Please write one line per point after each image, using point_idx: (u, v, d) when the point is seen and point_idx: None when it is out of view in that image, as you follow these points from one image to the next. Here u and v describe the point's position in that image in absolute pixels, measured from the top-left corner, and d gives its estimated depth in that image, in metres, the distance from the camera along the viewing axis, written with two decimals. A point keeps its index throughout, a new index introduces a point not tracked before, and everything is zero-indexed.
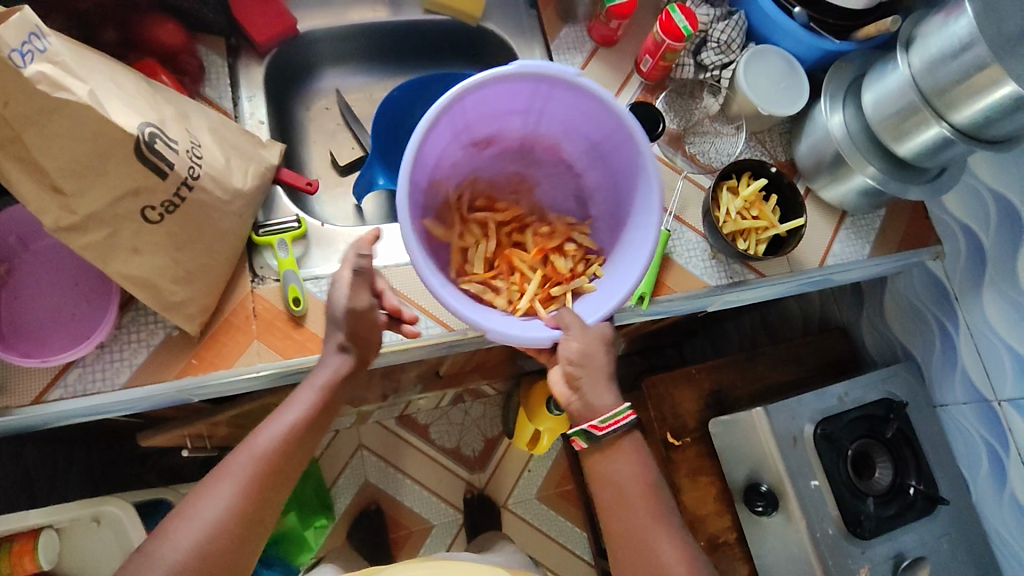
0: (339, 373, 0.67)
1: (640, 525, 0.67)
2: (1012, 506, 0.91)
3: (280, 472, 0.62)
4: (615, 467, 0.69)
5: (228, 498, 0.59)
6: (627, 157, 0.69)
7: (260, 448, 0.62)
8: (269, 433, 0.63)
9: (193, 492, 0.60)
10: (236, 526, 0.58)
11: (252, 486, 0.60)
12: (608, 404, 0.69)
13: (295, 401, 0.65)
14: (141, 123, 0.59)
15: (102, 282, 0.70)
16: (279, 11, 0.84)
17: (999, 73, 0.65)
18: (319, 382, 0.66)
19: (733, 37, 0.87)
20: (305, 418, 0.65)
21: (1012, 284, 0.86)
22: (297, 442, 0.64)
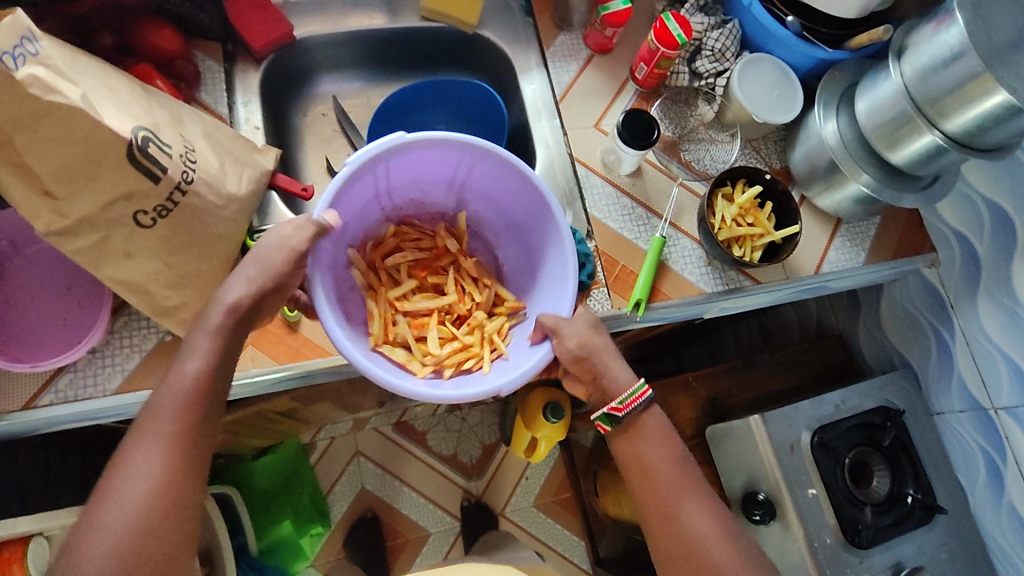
0: (238, 312, 0.62)
1: (665, 497, 0.67)
2: (1010, 514, 0.90)
3: (201, 422, 0.60)
4: (640, 447, 0.69)
5: (151, 467, 0.56)
6: (544, 221, 0.72)
7: (168, 408, 0.58)
8: (171, 391, 0.59)
9: (112, 471, 0.57)
10: (170, 490, 0.57)
11: (174, 445, 0.58)
12: (627, 382, 0.69)
13: (192, 347, 0.61)
14: (135, 126, 0.59)
15: (95, 287, 0.70)
16: (276, 17, 0.84)
17: (991, 81, 0.66)
18: (216, 325, 0.61)
19: (727, 45, 0.87)
20: (212, 363, 0.61)
21: (1006, 292, 0.86)
22: (208, 388, 0.61)
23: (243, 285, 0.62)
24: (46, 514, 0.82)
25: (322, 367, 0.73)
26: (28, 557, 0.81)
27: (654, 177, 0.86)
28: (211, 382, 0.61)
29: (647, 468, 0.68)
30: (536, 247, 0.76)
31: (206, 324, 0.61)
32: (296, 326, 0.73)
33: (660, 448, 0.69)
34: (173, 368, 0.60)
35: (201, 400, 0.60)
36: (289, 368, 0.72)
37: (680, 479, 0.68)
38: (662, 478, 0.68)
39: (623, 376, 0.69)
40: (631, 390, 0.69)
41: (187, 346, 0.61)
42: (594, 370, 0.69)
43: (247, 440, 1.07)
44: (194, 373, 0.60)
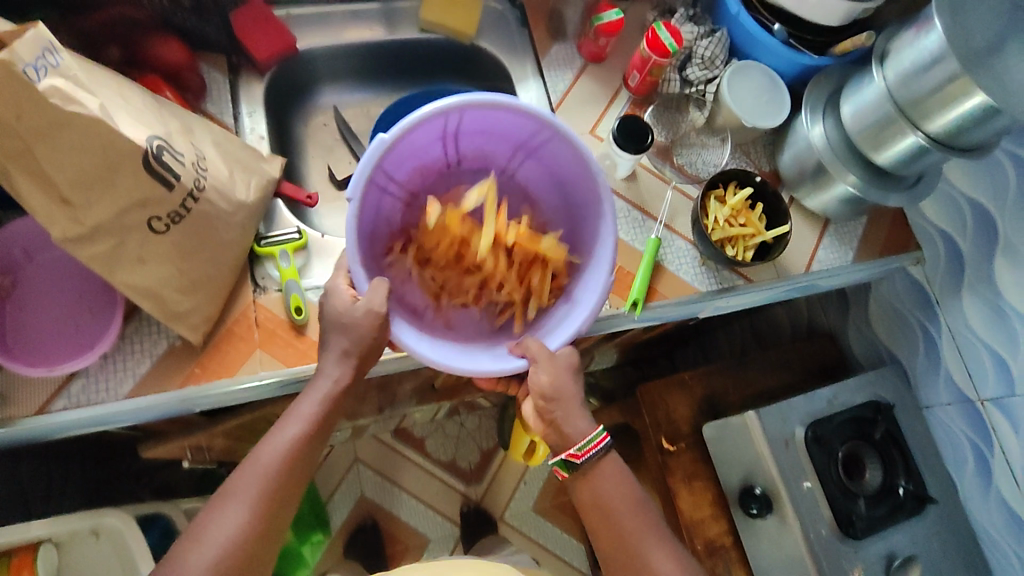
0: (338, 384, 0.67)
1: (626, 534, 0.69)
2: (998, 503, 0.93)
3: (285, 487, 0.64)
4: (599, 489, 0.70)
5: (238, 523, 0.60)
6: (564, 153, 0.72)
7: (265, 467, 0.63)
8: (270, 449, 0.64)
9: (201, 515, 0.61)
10: (248, 544, 0.60)
11: (260, 505, 0.62)
12: (586, 429, 0.70)
13: (295, 414, 0.65)
14: (150, 136, 0.61)
15: (105, 293, 0.71)
16: (279, 29, 0.87)
17: (969, 84, 0.69)
18: (318, 398, 0.66)
19: (716, 54, 0.90)
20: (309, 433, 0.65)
21: (988, 287, 0.90)
22: (299, 458, 0.65)
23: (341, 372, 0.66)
24: (58, 519, 0.84)
25: None
26: (39, 561, 0.81)
27: (649, 181, 0.89)
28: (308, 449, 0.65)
29: (601, 507, 0.70)
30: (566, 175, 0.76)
31: (313, 394, 0.66)
32: (302, 329, 0.74)
33: (619, 489, 0.70)
34: (275, 429, 0.65)
35: (291, 466, 0.64)
36: (294, 372, 0.72)
37: (638, 521, 0.69)
38: (620, 517, 0.69)
39: (581, 424, 0.70)
40: (588, 437, 0.69)
41: (291, 411, 0.66)
42: (552, 418, 0.70)
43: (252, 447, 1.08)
44: (294, 439, 0.64)
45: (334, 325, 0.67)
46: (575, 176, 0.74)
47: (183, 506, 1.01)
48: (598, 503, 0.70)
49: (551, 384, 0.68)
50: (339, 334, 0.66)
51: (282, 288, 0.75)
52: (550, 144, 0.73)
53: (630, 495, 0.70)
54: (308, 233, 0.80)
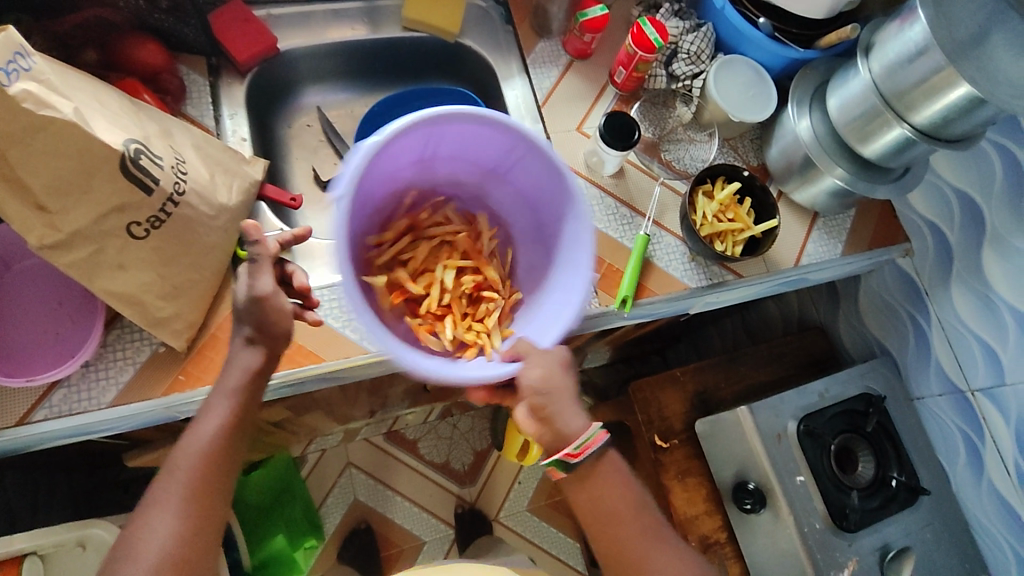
0: (249, 370, 0.64)
1: (626, 536, 0.69)
2: (990, 493, 0.93)
3: (212, 487, 0.61)
4: (596, 492, 0.70)
5: (167, 530, 0.58)
6: (537, 169, 0.69)
7: (187, 468, 0.60)
8: (188, 451, 0.61)
9: (129, 530, 0.58)
10: (184, 548, 0.58)
11: (189, 508, 0.59)
12: (580, 428, 0.68)
13: (209, 408, 0.63)
14: (126, 139, 0.60)
15: (85, 300, 0.70)
16: (260, 30, 0.85)
17: (954, 75, 0.69)
18: (230, 385, 0.63)
19: (702, 48, 0.90)
20: (228, 425, 0.63)
21: (978, 279, 0.90)
22: (223, 452, 0.62)
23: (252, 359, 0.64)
24: (43, 531, 0.82)
25: (311, 373, 0.73)
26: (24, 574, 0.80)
27: (637, 177, 0.89)
28: (230, 441, 0.63)
29: (599, 512, 0.70)
30: (538, 197, 0.73)
31: (224, 385, 0.64)
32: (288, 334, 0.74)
33: (616, 489, 0.70)
34: (191, 427, 0.63)
35: (218, 460, 0.62)
36: (282, 377, 0.72)
37: (641, 526, 0.70)
38: (621, 522, 0.69)
39: (575, 423, 0.68)
40: (585, 435, 0.67)
41: (206, 406, 0.63)
42: (546, 414, 0.67)
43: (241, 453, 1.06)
44: (214, 434, 0.62)
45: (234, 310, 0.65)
46: (547, 194, 0.71)
47: None
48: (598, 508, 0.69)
49: (541, 379, 0.65)
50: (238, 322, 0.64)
51: None
52: (518, 163, 0.70)
53: (631, 496, 0.71)
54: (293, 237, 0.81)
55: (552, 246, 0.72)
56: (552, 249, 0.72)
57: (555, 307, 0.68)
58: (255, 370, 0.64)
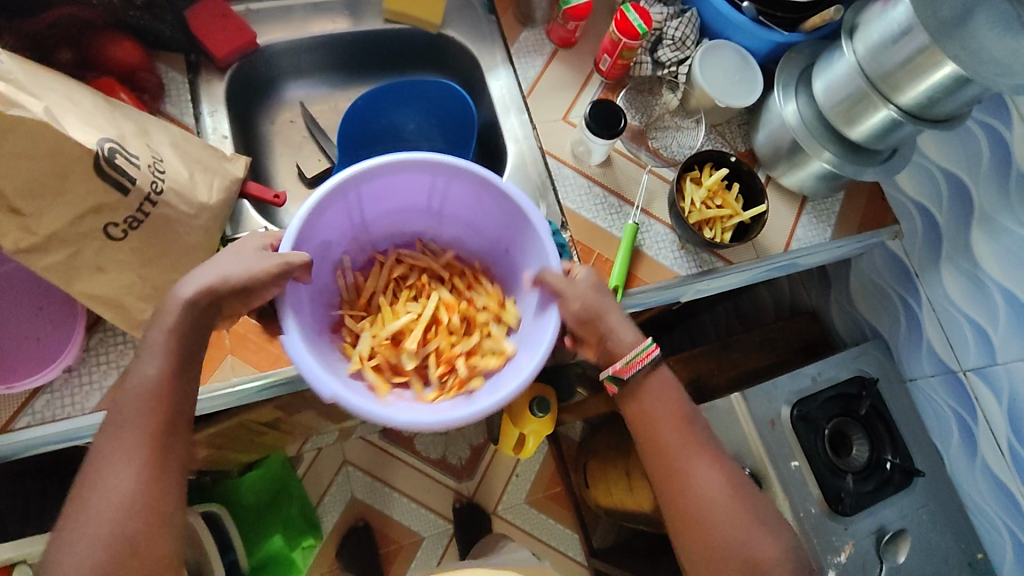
0: (193, 305, 0.58)
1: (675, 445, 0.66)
2: (984, 472, 0.94)
3: (167, 430, 0.56)
4: (646, 403, 0.68)
5: (124, 479, 0.53)
6: (401, 178, 0.70)
7: (133, 407, 0.55)
8: (135, 390, 0.56)
9: (83, 476, 0.54)
10: (139, 492, 0.53)
11: (145, 454, 0.54)
12: (632, 343, 0.68)
13: (147, 349, 0.57)
14: (101, 139, 0.59)
15: (66, 304, 0.68)
16: (238, 26, 0.84)
17: (939, 55, 0.68)
18: (172, 322, 0.57)
19: (687, 34, 0.89)
20: (171, 362, 0.57)
21: (967, 258, 0.89)
22: (170, 390, 0.57)
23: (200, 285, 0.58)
24: (33, 538, 0.82)
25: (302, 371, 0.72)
26: None
27: (624, 165, 0.88)
28: (175, 377, 0.57)
29: (650, 422, 0.67)
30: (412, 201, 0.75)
31: (160, 321, 0.57)
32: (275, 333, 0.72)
33: (668, 402, 0.68)
34: (130, 370, 0.57)
35: (167, 400, 0.56)
36: (271, 375, 0.71)
37: (693, 439, 0.67)
38: (671, 433, 0.67)
39: (629, 337, 0.68)
40: (637, 349, 0.67)
41: (143, 347, 0.57)
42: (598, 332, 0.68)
43: (233, 455, 1.05)
44: (156, 373, 0.56)
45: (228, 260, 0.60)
46: (416, 192, 0.73)
47: None
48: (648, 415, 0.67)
49: (582, 309, 0.67)
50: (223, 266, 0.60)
51: None
52: (376, 194, 0.71)
53: (682, 412, 0.68)
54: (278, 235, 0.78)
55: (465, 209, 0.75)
56: (474, 210, 0.75)
57: (530, 246, 0.71)
58: (193, 303, 0.58)
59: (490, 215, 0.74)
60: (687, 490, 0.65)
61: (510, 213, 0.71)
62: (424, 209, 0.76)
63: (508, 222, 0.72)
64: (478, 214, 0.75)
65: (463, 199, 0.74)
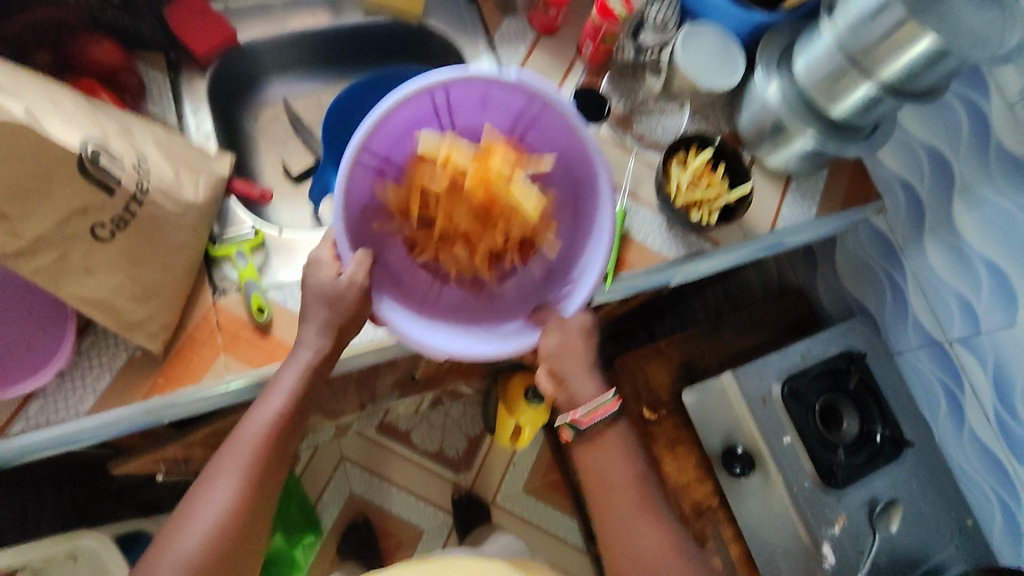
0: (318, 355, 0.67)
1: (622, 509, 0.71)
2: (971, 440, 0.96)
3: (272, 459, 0.66)
4: (601, 457, 0.72)
5: (228, 494, 0.63)
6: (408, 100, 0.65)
7: (253, 435, 0.65)
8: (255, 422, 0.66)
9: (196, 486, 0.64)
10: (239, 512, 0.63)
11: (249, 477, 0.64)
12: (591, 397, 0.71)
13: (276, 386, 0.66)
14: (83, 139, 0.58)
15: (54, 307, 0.68)
16: (218, 21, 0.83)
17: (916, 28, 0.69)
18: (298, 367, 0.67)
19: (669, 17, 0.90)
20: (290, 405, 0.67)
21: (950, 231, 0.91)
22: (283, 426, 0.67)
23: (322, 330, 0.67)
24: (31, 546, 0.82)
25: None
26: None
27: (609, 150, 0.89)
28: (289, 420, 0.67)
29: (600, 476, 0.73)
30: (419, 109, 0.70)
31: (292, 365, 0.67)
32: (268, 329, 0.72)
33: (620, 462, 0.72)
34: (258, 401, 0.67)
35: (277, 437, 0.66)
36: (262, 372, 0.70)
37: (636, 496, 0.71)
38: (619, 490, 0.71)
39: (589, 390, 0.71)
40: (595, 403, 0.70)
41: (272, 384, 0.67)
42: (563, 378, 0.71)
43: None
44: (276, 411, 0.66)
45: (318, 294, 0.66)
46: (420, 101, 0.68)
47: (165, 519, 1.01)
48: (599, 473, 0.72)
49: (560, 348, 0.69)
50: (319, 306, 0.66)
51: (241, 288, 0.73)
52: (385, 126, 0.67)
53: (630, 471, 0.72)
54: (266, 230, 0.78)
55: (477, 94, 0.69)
56: (482, 96, 0.70)
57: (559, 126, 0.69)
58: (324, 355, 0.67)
59: (503, 97, 0.69)
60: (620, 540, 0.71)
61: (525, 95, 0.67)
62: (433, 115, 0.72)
63: (527, 102, 0.69)
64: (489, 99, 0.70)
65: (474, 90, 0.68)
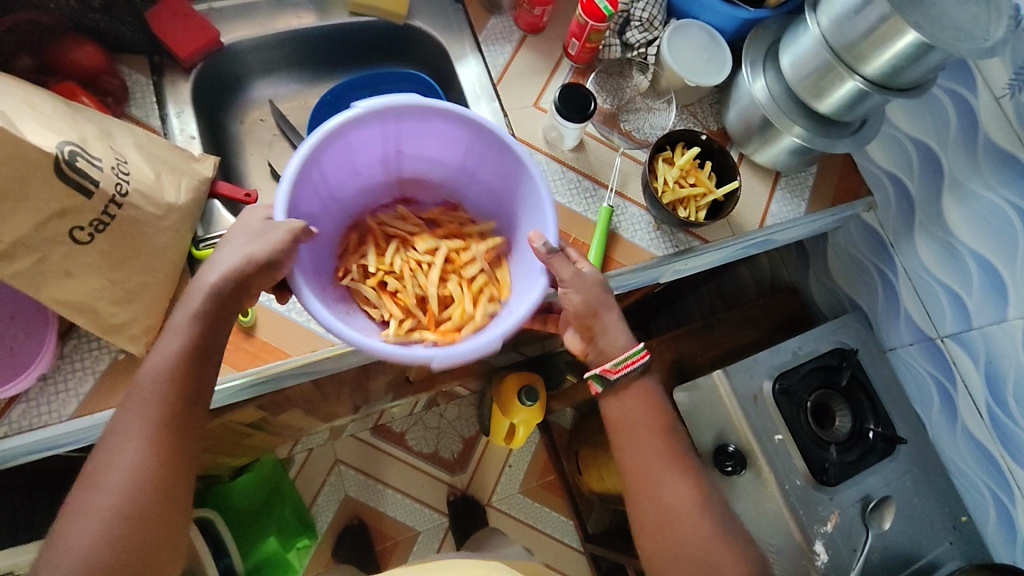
0: (215, 292, 0.62)
1: (653, 458, 0.71)
2: (965, 437, 0.95)
3: (181, 412, 0.60)
4: (627, 406, 0.72)
5: (134, 457, 0.57)
6: (296, 199, 0.67)
7: (153, 391, 0.59)
8: (152, 376, 0.60)
9: (98, 455, 0.58)
10: (152, 474, 0.58)
11: (156, 435, 0.59)
12: (624, 345, 0.71)
13: (171, 332, 0.61)
14: (60, 142, 0.58)
15: (37, 312, 0.67)
16: (201, 24, 0.83)
17: (901, 23, 0.68)
18: (197, 307, 0.61)
19: (654, 14, 0.90)
20: (190, 349, 0.61)
21: (940, 226, 0.90)
22: (185, 373, 0.61)
23: (219, 272, 0.61)
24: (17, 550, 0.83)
25: (286, 368, 0.72)
26: None
27: (597, 148, 0.88)
28: (194, 367, 0.61)
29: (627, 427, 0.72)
30: (310, 213, 0.72)
31: (187, 306, 0.61)
32: (252, 330, 0.72)
33: (648, 412, 0.72)
34: (154, 350, 0.61)
35: (182, 388, 0.60)
36: (248, 374, 0.71)
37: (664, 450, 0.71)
38: (646, 440, 0.71)
39: (621, 340, 0.71)
40: (628, 353, 0.71)
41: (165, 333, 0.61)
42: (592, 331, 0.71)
43: (223, 459, 1.05)
44: (173, 358, 0.60)
45: (246, 229, 0.63)
46: (306, 200, 0.69)
47: None
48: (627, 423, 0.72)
49: (582, 303, 0.69)
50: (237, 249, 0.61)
51: None
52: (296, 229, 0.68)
53: (657, 422, 0.72)
54: None
55: (336, 161, 0.71)
56: (348, 159, 0.73)
57: (421, 127, 0.72)
58: (217, 290, 0.62)
59: (363, 146, 0.72)
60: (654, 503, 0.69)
61: (380, 125, 0.70)
62: (322, 205, 0.74)
63: (383, 133, 0.71)
64: (353, 159, 0.73)
65: (335, 162, 0.71)
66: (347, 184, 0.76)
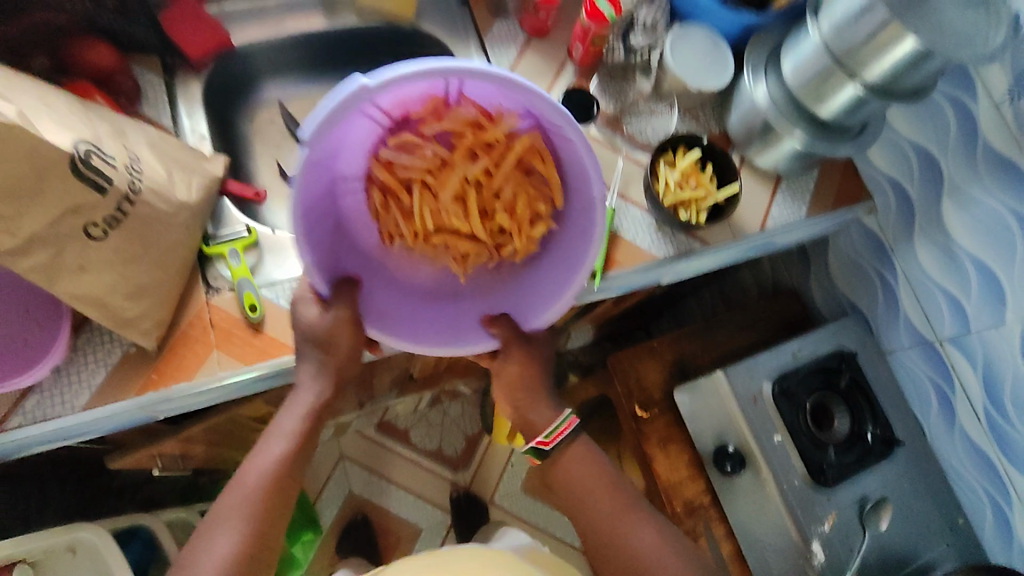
0: (319, 397, 0.71)
1: (608, 519, 0.74)
2: (963, 440, 0.96)
3: (273, 505, 0.68)
4: (571, 469, 0.77)
5: (229, 543, 0.64)
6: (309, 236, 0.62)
7: (254, 484, 0.67)
8: (257, 469, 0.68)
9: (195, 541, 0.65)
10: (241, 562, 0.64)
11: (250, 525, 0.66)
12: (552, 416, 0.76)
13: (278, 430, 0.70)
14: (75, 140, 0.59)
15: (50, 304, 0.69)
16: (211, 27, 0.85)
17: (900, 30, 0.69)
18: (301, 408, 0.71)
19: (658, 19, 0.92)
20: (292, 448, 0.70)
21: (939, 231, 0.91)
22: (284, 471, 0.69)
23: (325, 382, 0.72)
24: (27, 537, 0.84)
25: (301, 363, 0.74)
26: None
27: (599, 151, 0.90)
28: (290, 467, 0.70)
29: (576, 489, 0.76)
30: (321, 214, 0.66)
31: (295, 409, 0.71)
32: (260, 326, 0.73)
33: (591, 472, 0.76)
34: (259, 447, 0.70)
35: (278, 484, 0.68)
36: (255, 370, 0.72)
37: (619, 501, 0.75)
38: (596, 499, 0.75)
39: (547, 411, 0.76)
40: (558, 422, 0.75)
41: (273, 430, 0.71)
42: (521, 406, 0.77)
43: (229, 452, 1.07)
44: (278, 455, 0.69)
45: (307, 335, 0.69)
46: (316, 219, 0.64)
47: (163, 517, 1.03)
48: (574, 487, 0.76)
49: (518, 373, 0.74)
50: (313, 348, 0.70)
51: (234, 287, 0.74)
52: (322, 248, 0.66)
53: (605, 478, 0.76)
54: (259, 230, 0.80)
55: (322, 166, 0.63)
56: (330, 153, 0.64)
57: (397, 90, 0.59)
58: (322, 396, 0.72)
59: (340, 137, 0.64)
60: (623, 554, 0.72)
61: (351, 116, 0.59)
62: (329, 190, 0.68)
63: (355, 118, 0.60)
64: (337, 141, 0.64)
65: (319, 174, 0.62)
66: (349, 158, 0.71)
